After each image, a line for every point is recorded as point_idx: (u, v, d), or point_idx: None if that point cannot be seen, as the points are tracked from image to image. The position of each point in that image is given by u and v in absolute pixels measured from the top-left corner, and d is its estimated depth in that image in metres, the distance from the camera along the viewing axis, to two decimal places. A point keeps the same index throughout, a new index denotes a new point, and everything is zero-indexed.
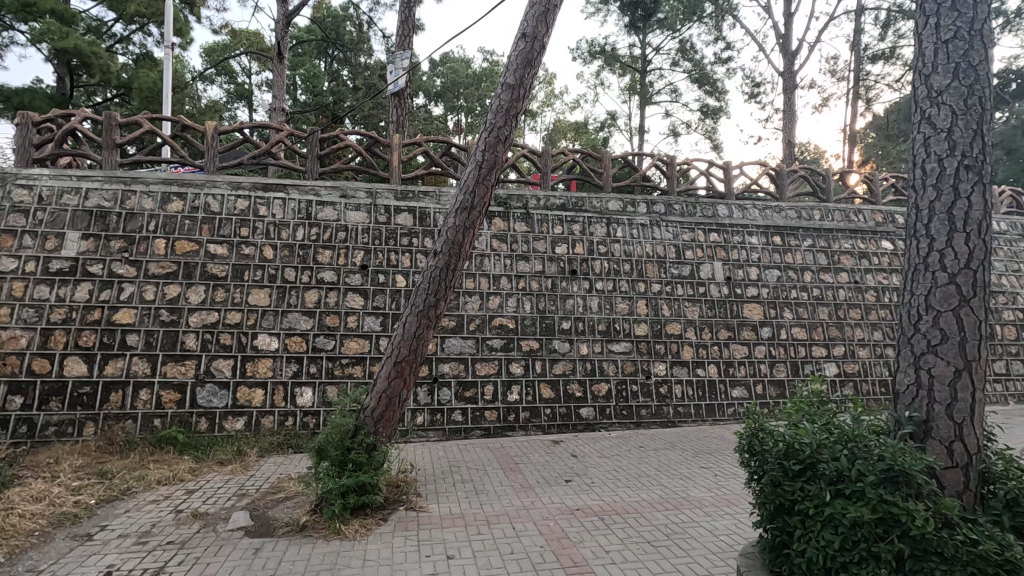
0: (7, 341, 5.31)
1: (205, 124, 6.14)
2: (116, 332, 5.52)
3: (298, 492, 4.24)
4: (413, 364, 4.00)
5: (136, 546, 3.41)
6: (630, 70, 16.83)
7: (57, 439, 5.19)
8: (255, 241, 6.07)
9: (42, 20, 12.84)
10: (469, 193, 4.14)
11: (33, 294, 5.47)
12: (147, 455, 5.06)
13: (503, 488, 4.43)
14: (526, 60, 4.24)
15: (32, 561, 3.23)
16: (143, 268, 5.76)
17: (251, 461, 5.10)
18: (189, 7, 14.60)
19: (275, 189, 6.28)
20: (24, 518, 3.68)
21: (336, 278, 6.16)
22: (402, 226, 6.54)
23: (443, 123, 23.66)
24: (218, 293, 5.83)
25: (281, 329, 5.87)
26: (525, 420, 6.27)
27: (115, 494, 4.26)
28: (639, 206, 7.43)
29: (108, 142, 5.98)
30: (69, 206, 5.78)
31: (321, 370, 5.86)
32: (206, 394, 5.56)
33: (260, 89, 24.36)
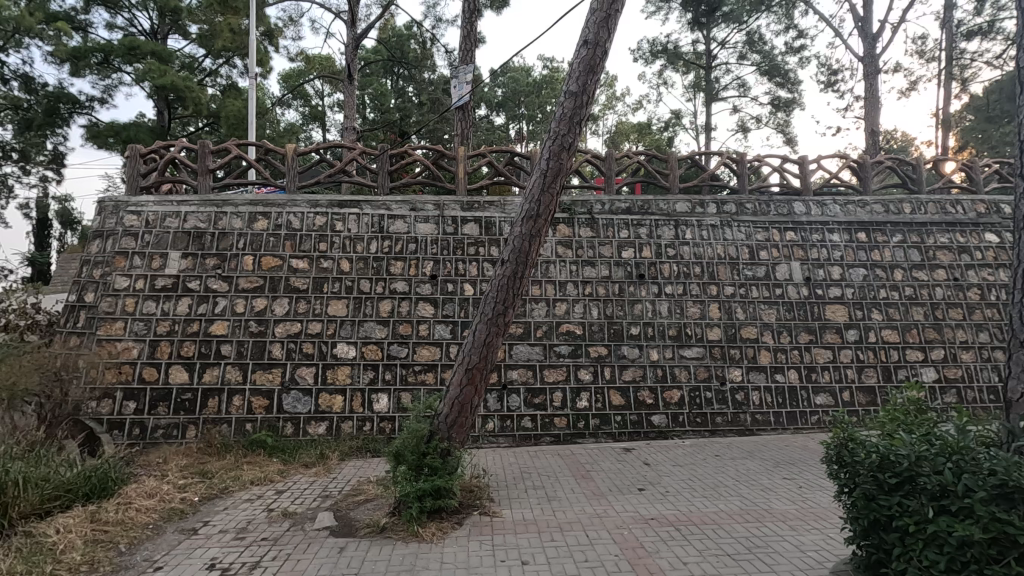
0: (121, 352, 5.90)
1: (286, 147, 6.58)
2: (212, 342, 5.99)
3: (378, 495, 4.41)
4: (485, 371, 4.07)
5: (234, 542, 3.68)
6: (694, 67, 16.38)
7: (165, 441, 5.70)
8: (333, 255, 6.41)
9: (145, 61, 14.32)
10: (535, 201, 4.18)
11: (142, 309, 6.05)
12: (240, 457, 5.44)
13: (575, 495, 4.42)
14: (589, 67, 4.24)
15: (148, 551, 3.57)
16: (234, 282, 6.23)
17: (334, 464, 5.37)
18: (268, 38, 15.71)
19: (350, 205, 6.61)
20: (139, 512, 4.06)
21: (408, 288, 6.39)
22: (469, 236, 6.69)
23: (505, 132, 23.97)
24: (300, 304, 6.20)
25: (358, 338, 6.15)
26: (596, 427, 6.22)
27: (214, 493, 4.61)
28: (708, 206, 7.20)
29: (202, 168, 6.53)
30: (171, 228, 6.36)
31: (396, 377, 6.09)
32: (292, 399, 5.92)
33: (332, 110, 25.77)
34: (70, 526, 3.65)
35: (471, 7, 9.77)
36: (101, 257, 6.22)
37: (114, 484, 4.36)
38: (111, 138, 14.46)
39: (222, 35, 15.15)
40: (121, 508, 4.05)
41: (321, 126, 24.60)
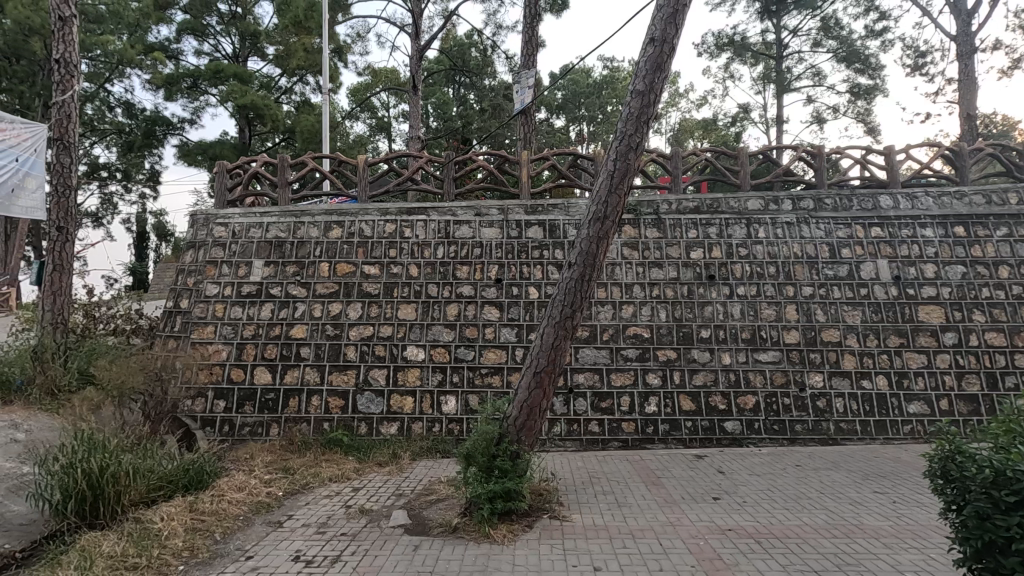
0: (212, 354, 6.35)
1: (357, 158, 6.87)
2: (293, 345, 6.33)
3: (448, 495, 4.50)
4: (554, 374, 4.06)
5: (316, 536, 3.86)
6: (764, 58, 15.68)
7: (251, 438, 6.06)
8: (402, 261, 6.62)
9: (228, 83, 15.42)
10: (602, 203, 4.13)
11: (231, 314, 6.49)
12: (319, 455, 5.71)
13: (647, 502, 4.33)
14: (656, 65, 4.15)
15: (239, 541, 3.81)
16: (312, 288, 6.56)
17: (406, 463, 5.53)
18: (338, 55, 16.49)
19: (418, 212, 6.81)
20: (230, 503, 4.35)
21: (474, 291, 6.49)
22: (533, 239, 6.69)
23: (565, 135, 23.89)
24: (372, 308, 6.44)
25: (427, 341, 6.31)
26: (665, 433, 6.05)
27: (296, 488, 4.87)
28: (783, 203, 6.86)
29: (281, 181, 6.94)
30: (254, 237, 6.79)
31: (463, 380, 6.19)
32: (366, 400, 6.15)
33: (398, 121, 26.66)
34: (172, 515, 3.96)
35: (533, 12, 9.83)
36: (195, 266, 6.74)
37: (209, 478, 4.70)
38: (200, 156, 15.66)
39: (296, 55, 16.06)
40: (215, 500, 4.35)
41: (387, 137, 25.52)
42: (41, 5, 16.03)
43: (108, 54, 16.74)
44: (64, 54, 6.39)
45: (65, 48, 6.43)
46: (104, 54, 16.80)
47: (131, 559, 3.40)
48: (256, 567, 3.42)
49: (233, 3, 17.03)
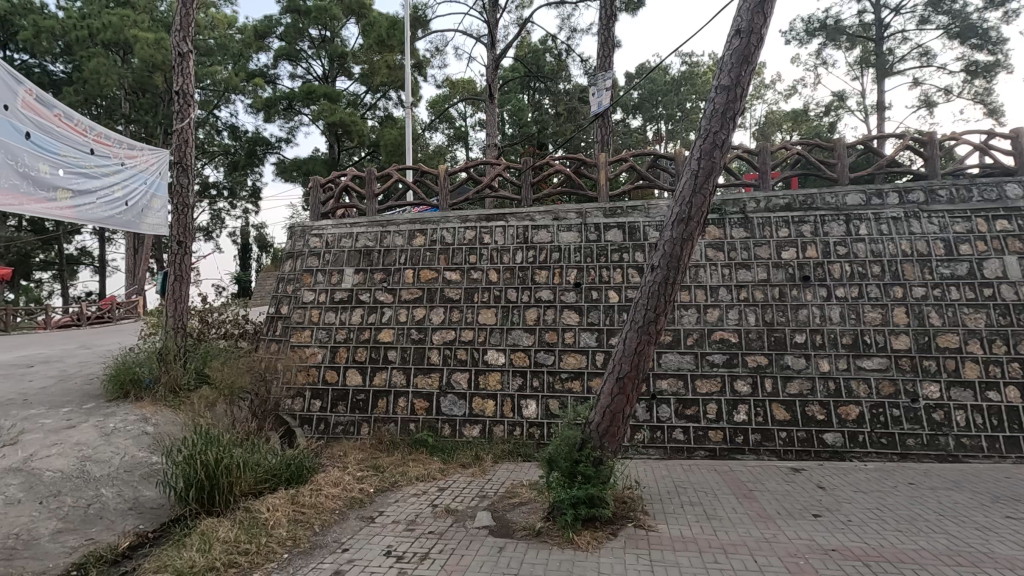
0: (309, 356, 6.79)
1: (438, 168, 7.10)
2: (380, 348, 6.64)
3: (531, 499, 4.52)
4: (636, 380, 3.97)
5: (406, 532, 4.01)
6: (861, 41, 14.53)
7: (344, 436, 6.42)
8: (482, 266, 6.76)
9: (319, 102, 16.52)
10: (685, 204, 4.01)
11: (324, 319, 6.92)
12: (406, 454, 5.94)
13: (738, 515, 4.12)
14: (742, 58, 3.98)
15: (336, 534, 4.04)
16: (397, 294, 6.84)
17: (488, 466, 5.63)
18: (418, 70, 17.17)
19: (496, 218, 6.92)
20: (328, 498, 4.63)
21: (553, 296, 6.50)
22: (613, 242, 6.58)
23: (642, 134, 23.39)
24: (454, 314, 6.62)
25: (507, 345, 6.39)
26: (756, 443, 5.74)
27: (386, 485, 5.09)
28: (888, 196, 6.31)
29: (369, 193, 7.33)
30: (345, 247, 7.21)
31: (543, 384, 6.20)
32: (449, 403, 6.32)
33: (474, 129, 27.32)
34: (277, 506, 4.28)
35: (609, 13, 9.73)
36: (293, 275, 7.27)
37: (308, 473, 5.02)
38: (295, 172, 16.88)
39: (380, 72, 16.90)
40: (314, 493, 4.65)
41: (465, 145, 26.21)
42: (162, 43, 17.93)
43: (217, 83, 18.47)
44: (183, 86, 7.15)
45: (183, 81, 7.18)
46: (213, 83, 18.56)
47: (243, 545, 3.71)
48: (352, 559, 3.62)
49: (323, 28, 18.23)
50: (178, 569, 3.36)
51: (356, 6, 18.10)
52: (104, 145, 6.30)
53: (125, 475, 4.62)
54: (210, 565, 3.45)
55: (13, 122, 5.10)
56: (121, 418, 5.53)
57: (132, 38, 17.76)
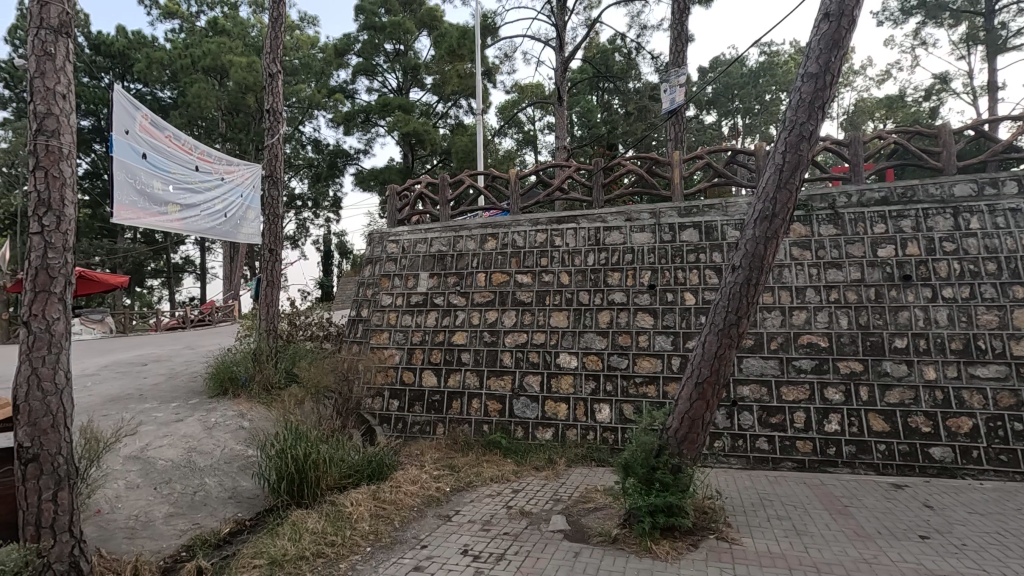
0: (387, 358, 7.07)
1: (509, 172, 7.18)
2: (454, 351, 6.79)
3: (606, 504, 4.45)
4: (717, 385, 3.81)
5: (482, 532, 4.07)
6: (968, 16, 13.21)
7: (421, 435, 6.61)
8: (553, 269, 6.75)
9: (394, 114, 17.22)
10: (769, 200, 3.81)
11: (401, 322, 7.17)
12: (480, 455, 6.03)
13: (832, 532, 3.85)
14: (832, 43, 3.73)
15: (415, 530, 4.17)
16: (471, 297, 6.97)
17: (561, 469, 5.60)
18: (487, 77, 17.47)
19: (567, 221, 6.89)
20: (406, 494, 4.78)
21: (626, 298, 6.37)
22: (688, 242, 6.35)
23: (717, 130, 22.50)
24: (525, 316, 6.65)
25: (580, 348, 6.33)
26: (851, 456, 5.34)
27: (461, 485, 5.18)
28: (1004, 185, 5.68)
29: (442, 199, 7.53)
30: (420, 252, 7.44)
31: (617, 388, 6.09)
32: (522, 405, 6.35)
33: (543, 133, 27.39)
34: (360, 501, 4.47)
35: (681, 7, 9.44)
36: (373, 280, 7.61)
37: (388, 470, 5.21)
38: (372, 182, 17.67)
39: (451, 81, 17.35)
40: (394, 490, 4.82)
41: (533, 149, 26.36)
42: (253, 66, 19.35)
43: (302, 101, 19.70)
44: (273, 104, 7.68)
45: (273, 99, 7.71)
46: (298, 100, 19.82)
47: (330, 536, 3.90)
48: (430, 555, 3.71)
49: (397, 43, 19.00)
50: (273, 556, 3.59)
51: (427, 19, 18.71)
52: (207, 162, 6.88)
53: (226, 466, 5.01)
54: (300, 554, 3.66)
55: (133, 145, 5.64)
56: (222, 413, 6.00)
57: (228, 63, 19.31)
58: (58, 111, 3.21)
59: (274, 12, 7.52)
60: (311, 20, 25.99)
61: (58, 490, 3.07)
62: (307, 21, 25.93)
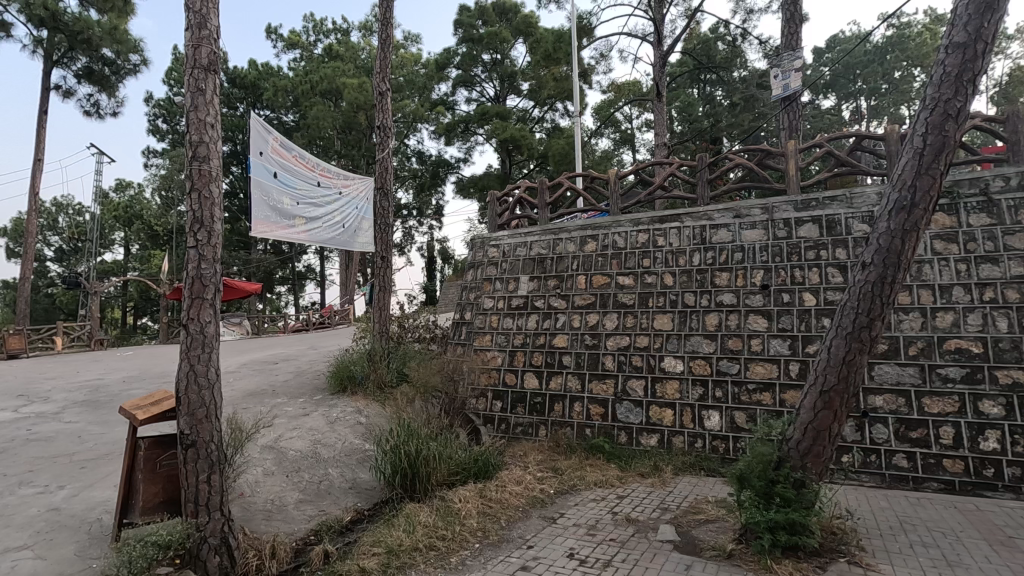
0: (490, 359, 7.25)
1: (608, 172, 7.07)
2: (556, 353, 6.80)
3: (719, 517, 4.22)
4: (846, 394, 3.47)
5: (588, 537, 4.03)
6: None
7: (523, 437, 6.69)
8: (656, 270, 6.54)
9: (492, 122, 17.68)
10: (907, 189, 3.41)
11: (503, 324, 7.31)
12: (583, 459, 6.00)
13: (993, 566, 3.35)
14: (984, 6, 3.28)
15: (521, 530, 4.23)
16: (571, 300, 6.95)
17: (669, 477, 5.41)
18: (583, 78, 17.37)
19: (670, 220, 6.63)
20: (512, 494, 4.86)
21: (736, 299, 6.01)
22: (807, 238, 5.85)
23: (835, 114, 20.62)
24: (627, 319, 6.51)
25: (686, 352, 6.08)
26: (1014, 479, 4.63)
27: (565, 488, 5.18)
28: None
29: (540, 203, 7.59)
30: (520, 256, 7.55)
31: (727, 395, 5.77)
32: (625, 410, 6.22)
33: (641, 130, 26.74)
34: (467, 498, 4.61)
35: None
36: (475, 284, 7.85)
37: (493, 470, 5.32)
38: (472, 189, 18.26)
39: (547, 86, 17.47)
40: (499, 489, 4.92)
41: (631, 147, 25.77)
42: (364, 86, 20.76)
43: (406, 116, 20.81)
44: (383, 121, 8.19)
45: (383, 116, 8.22)
46: (403, 115, 20.96)
47: (441, 531, 4.06)
48: (537, 556, 3.74)
49: (494, 52, 19.48)
50: (390, 546, 3.80)
51: (523, 26, 18.98)
52: (328, 178, 7.48)
53: (346, 458, 5.41)
54: (414, 546, 3.84)
55: (266, 165, 6.27)
56: (341, 409, 6.49)
57: (342, 85, 20.90)
58: (208, 139, 3.65)
59: (383, 35, 8.02)
60: (413, 38, 27.37)
61: (210, 473, 3.48)
62: (410, 39, 27.41)
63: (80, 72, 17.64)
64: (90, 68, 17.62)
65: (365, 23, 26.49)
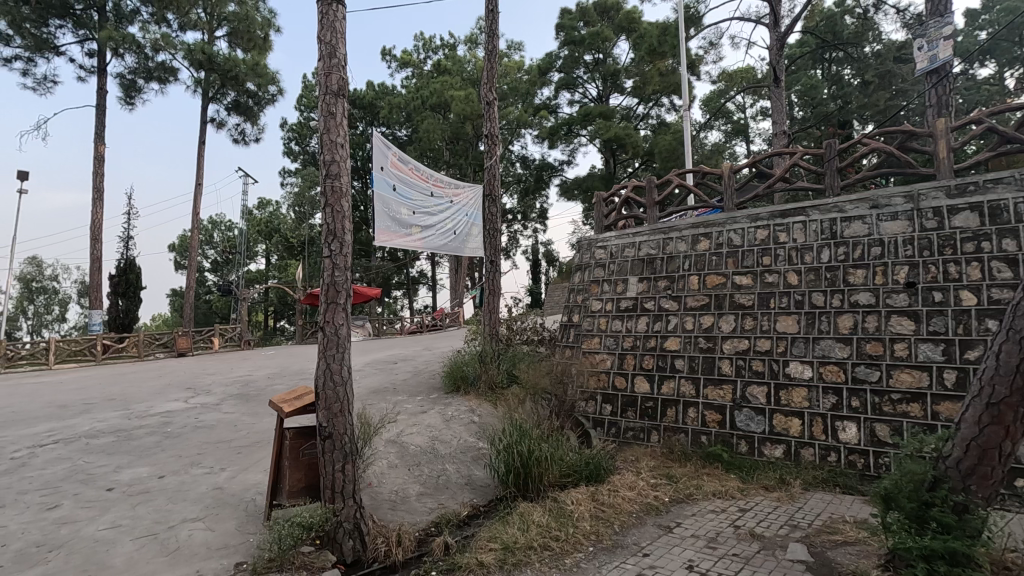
0: (599, 362, 7.17)
1: (722, 166, 6.71)
2: (668, 356, 6.57)
3: (860, 539, 3.84)
4: (1022, 408, 2.98)
5: (708, 549, 3.85)
6: None
7: (634, 441, 6.55)
8: (778, 268, 6.08)
9: (595, 122, 17.53)
10: None
11: (612, 326, 7.21)
12: (699, 467, 5.75)
13: None
14: None
15: (636, 537, 4.14)
16: (683, 302, 6.68)
17: (797, 492, 5.01)
18: (691, 69, 16.67)
19: (793, 214, 6.13)
20: (625, 500, 4.77)
21: (875, 299, 5.41)
22: (963, 229, 5.13)
23: (995, 84, 17.89)
24: (746, 321, 6.12)
25: (815, 357, 5.59)
26: None
27: (681, 496, 4.99)
28: None
29: (649, 201, 7.39)
30: (628, 256, 7.39)
31: (865, 405, 5.22)
32: (745, 418, 5.85)
33: (756, 119, 25.08)
34: (580, 501, 4.61)
35: None
36: (583, 286, 7.82)
37: (605, 474, 5.25)
38: (576, 191, 18.26)
39: (652, 81, 16.99)
40: (612, 494, 4.85)
41: (745, 139, 24.24)
42: (470, 97, 21.44)
43: (510, 122, 21.29)
44: (490, 129, 8.46)
45: (491, 125, 8.47)
46: (508, 123, 21.47)
47: (555, 531, 4.10)
48: (654, 565, 3.64)
49: (596, 52, 19.34)
50: (506, 542, 3.90)
51: (626, 23, 18.63)
52: (441, 188, 7.84)
53: (462, 455, 5.64)
54: (529, 544, 3.91)
55: (387, 179, 6.71)
56: (456, 407, 6.78)
57: (450, 98, 21.86)
58: (339, 158, 3.99)
59: (489, 46, 8.27)
60: (516, 47, 27.93)
61: (344, 462, 3.80)
62: (513, 48, 28.03)
63: (230, 105, 20.15)
64: (237, 101, 20.07)
65: (470, 37, 27.46)
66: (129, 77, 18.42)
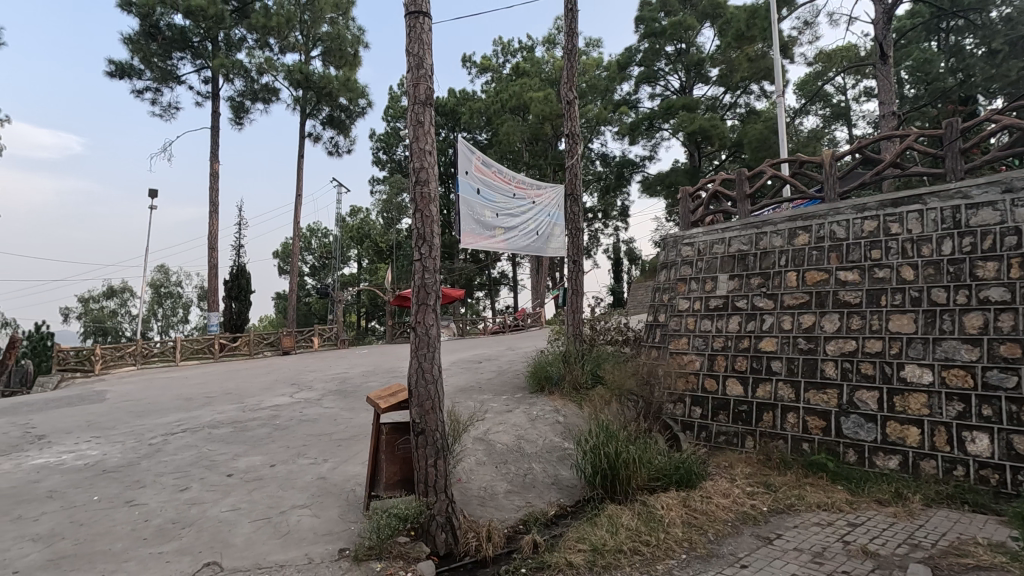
0: (687, 363, 6.91)
1: (822, 154, 6.24)
2: (764, 358, 6.21)
3: (996, 565, 3.42)
4: None
5: (813, 565, 3.59)
6: None
7: (728, 447, 6.26)
8: (891, 262, 5.55)
9: (678, 115, 16.94)
10: None
11: (701, 326, 6.93)
12: (802, 477, 5.41)
13: None
14: None
15: (733, 547, 3.95)
16: (780, 300, 6.29)
17: (917, 508, 4.56)
18: (783, 53, 15.69)
19: (907, 202, 5.57)
20: (719, 507, 4.57)
21: (1010, 295, 4.81)
22: None
23: None
24: (853, 320, 5.65)
25: (936, 359, 5.05)
26: None
27: (781, 507, 4.70)
28: None
29: (739, 194, 7.02)
30: (718, 253, 7.06)
31: (999, 413, 4.66)
32: (853, 424, 5.41)
33: (859, 101, 23.11)
34: (671, 505, 4.47)
35: None
36: (669, 285, 7.58)
37: (697, 479, 5.05)
38: (659, 186, 17.75)
39: (740, 68, 16.16)
40: (704, 500, 4.67)
41: (847, 123, 22.41)
42: (549, 98, 21.48)
43: (590, 121, 21.08)
44: (570, 127, 8.42)
45: (570, 123, 8.44)
46: (587, 121, 21.31)
47: (645, 536, 4.01)
48: None
49: (678, 42, 18.71)
50: (595, 543, 3.87)
51: (710, 9, 17.86)
52: (523, 190, 7.92)
53: (547, 455, 5.67)
54: (619, 547, 3.85)
55: (470, 183, 6.90)
56: (541, 407, 6.82)
57: (529, 100, 22.01)
58: (427, 164, 4.13)
59: (569, 46, 8.26)
60: (595, 44, 27.65)
61: (437, 458, 3.94)
62: (592, 45, 27.76)
63: (324, 120, 21.51)
64: (331, 116, 21.39)
65: (548, 37, 27.54)
66: (239, 99, 20.21)
